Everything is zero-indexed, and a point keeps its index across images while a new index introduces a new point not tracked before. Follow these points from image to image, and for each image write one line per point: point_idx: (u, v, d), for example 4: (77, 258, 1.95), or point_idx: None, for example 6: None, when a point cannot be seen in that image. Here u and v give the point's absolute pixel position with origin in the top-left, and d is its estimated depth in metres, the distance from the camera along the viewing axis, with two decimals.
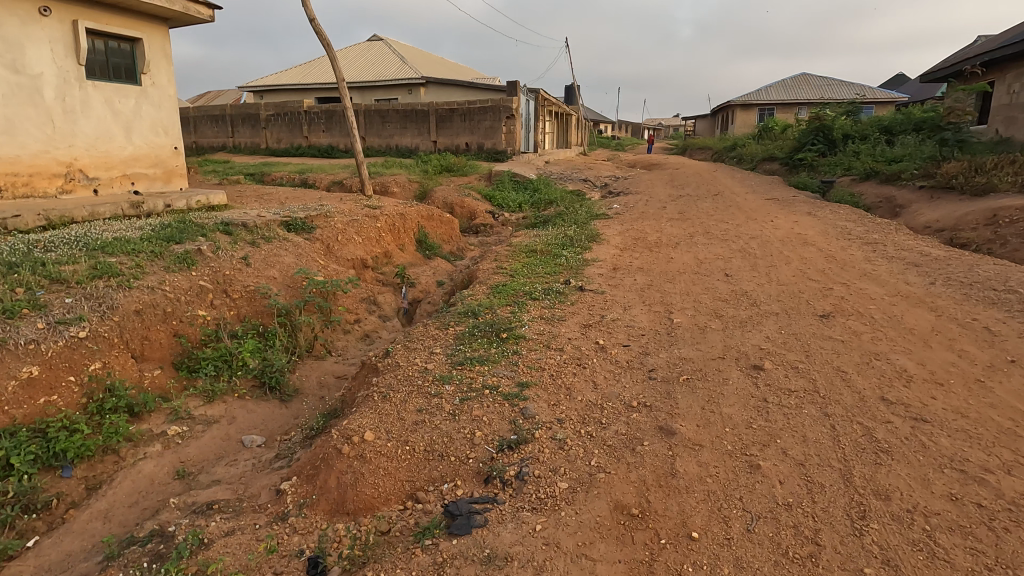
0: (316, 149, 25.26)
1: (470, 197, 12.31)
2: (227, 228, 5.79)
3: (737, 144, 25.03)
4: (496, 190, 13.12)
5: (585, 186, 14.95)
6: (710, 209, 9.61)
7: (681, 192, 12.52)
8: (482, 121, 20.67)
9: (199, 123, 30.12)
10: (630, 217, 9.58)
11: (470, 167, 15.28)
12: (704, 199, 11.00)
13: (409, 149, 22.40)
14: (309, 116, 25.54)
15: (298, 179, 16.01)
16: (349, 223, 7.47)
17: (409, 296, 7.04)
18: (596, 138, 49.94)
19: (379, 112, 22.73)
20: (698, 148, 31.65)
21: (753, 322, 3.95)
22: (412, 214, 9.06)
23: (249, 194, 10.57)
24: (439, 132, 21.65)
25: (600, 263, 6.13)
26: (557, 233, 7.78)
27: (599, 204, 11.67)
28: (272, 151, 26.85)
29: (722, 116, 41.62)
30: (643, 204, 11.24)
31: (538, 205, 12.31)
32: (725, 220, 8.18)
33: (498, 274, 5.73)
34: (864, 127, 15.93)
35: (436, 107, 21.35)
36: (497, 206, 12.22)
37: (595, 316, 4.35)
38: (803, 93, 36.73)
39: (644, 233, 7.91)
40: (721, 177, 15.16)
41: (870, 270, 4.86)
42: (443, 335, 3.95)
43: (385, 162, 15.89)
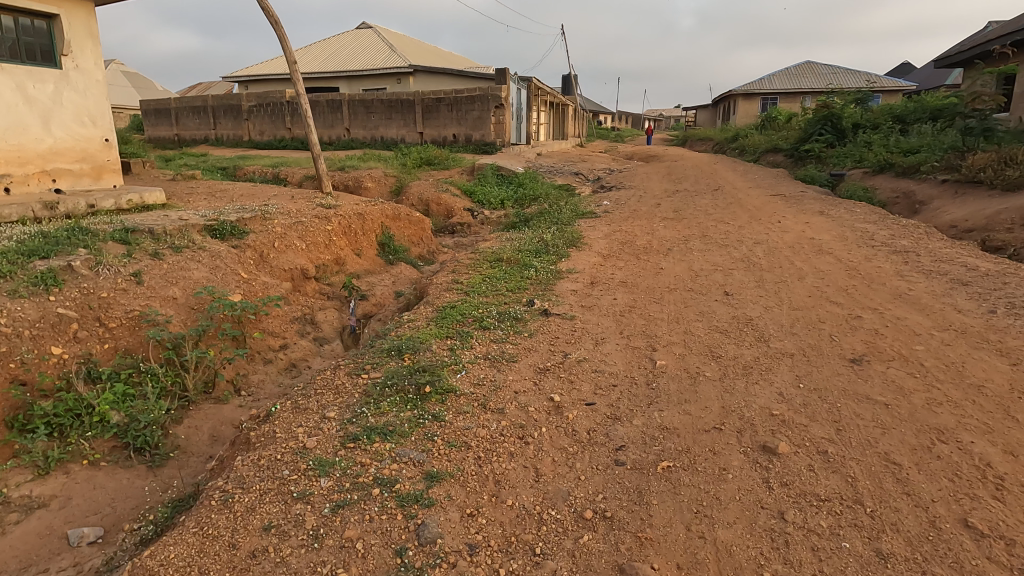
0: (300, 141, 24.25)
1: (448, 193, 11.33)
2: (126, 237, 4.84)
3: (740, 135, 23.93)
4: (478, 185, 12.14)
5: (575, 180, 13.97)
6: (708, 207, 8.64)
7: (679, 186, 11.56)
8: (469, 111, 19.61)
9: (181, 115, 29.13)
10: (620, 216, 8.61)
11: (454, 160, 14.28)
12: (702, 195, 10.02)
13: (393, 141, 21.55)
14: (292, 106, 24.52)
15: (270, 173, 15.05)
16: (292, 227, 6.50)
17: (358, 312, 6.08)
18: (595, 128, 48.76)
19: (363, 103, 21.92)
20: (699, 139, 30.54)
21: (760, 369, 2.97)
22: (374, 214, 8.09)
23: (200, 191, 9.61)
24: (426, 123, 20.62)
25: (576, 276, 5.16)
26: (533, 237, 6.80)
27: (588, 201, 10.68)
28: (254, 144, 25.86)
29: (723, 107, 40.50)
30: (636, 200, 10.26)
31: (522, 202, 11.33)
32: (725, 221, 7.22)
33: (450, 292, 4.76)
34: (876, 116, 14.88)
35: (421, 97, 20.32)
36: (478, 203, 11.24)
37: (556, 356, 3.37)
38: (807, 82, 35.51)
39: (633, 235, 6.95)
40: (721, 170, 14.17)
41: (905, 290, 3.90)
42: (348, 387, 2.98)
43: (363, 156, 14.92)
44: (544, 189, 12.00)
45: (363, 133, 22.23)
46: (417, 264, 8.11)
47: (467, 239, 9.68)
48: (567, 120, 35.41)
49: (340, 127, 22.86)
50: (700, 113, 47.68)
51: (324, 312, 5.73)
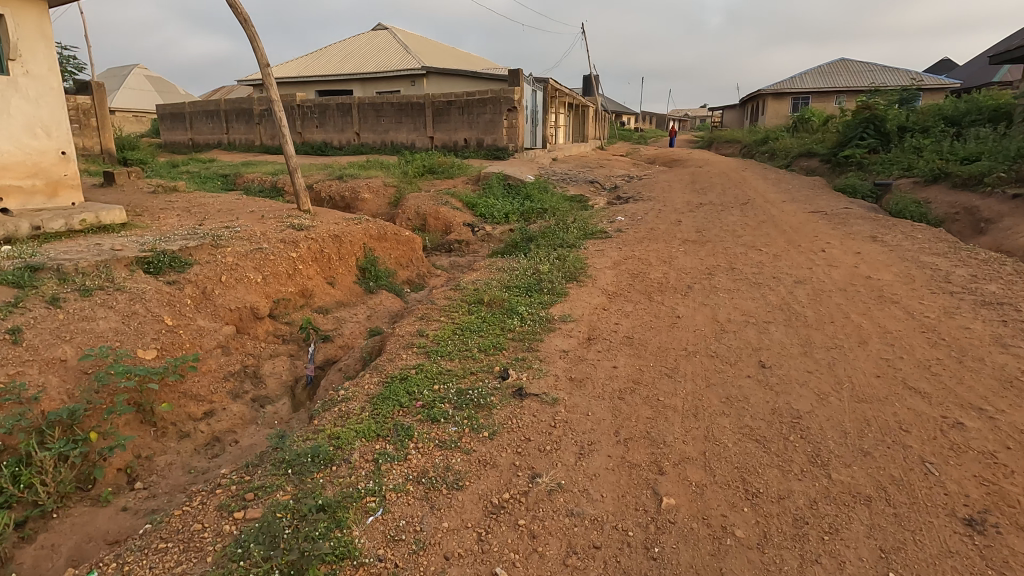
0: (310, 146, 23.68)
1: (447, 206, 10.42)
2: (23, 278, 4.01)
3: (769, 138, 22.54)
4: (482, 196, 11.23)
5: (590, 190, 12.94)
6: (736, 227, 7.54)
7: (703, 198, 10.45)
8: (481, 115, 18.68)
9: (195, 119, 28.92)
10: (634, 236, 7.60)
11: (460, 168, 13.38)
12: (729, 211, 8.91)
13: (403, 146, 20.82)
14: (302, 110, 23.95)
15: (269, 182, 14.37)
16: (248, 254, 5.63)
17: (318, 358, 5.17)
18: (617, 129, 47.47)
19: (373, 106, 21.31)
20: (725, 141, 29.11)
21: (820, 528, 1.95)
22: (354, 235, 7.21)
23: (176, 206, 8.88)
24: (436, 127, 19.80)
25: (569, 327, 4.17)
26: (528, 267, 5.82)
27: (600, 216, 9.65)
28: (266, 149, 25.45)
29: (751, 107, 38.95)
30: (653, 216, 9.19)
31: (529, 216, 10.36)
32: (756, 247, 6.14)
33: (409, 351, 3.80)
34: (924, 118, 13.51)
35: (431, 100, 19.51)
36: (480, 217, 10.29)
37: (520, 476, 2.39)
38: (841, 81, 33.73)
39: (646, 265, 5.92)
40: (750, 178, 13.00)
41: (1017, 375, 2.84)
42: (204, 542, 2.04)
43: (365, 163, 14.14)
44: (554, 202, 11.01)
45: (373, 138, 21.63)
46: (402, 292, 7.19)
47: (465, 260, 8.75)
48: (587, 122, 34.27)
49: (350, 131, 22.32)
50: (727, 114, 46.02)
51: (273, 362, 4.84)
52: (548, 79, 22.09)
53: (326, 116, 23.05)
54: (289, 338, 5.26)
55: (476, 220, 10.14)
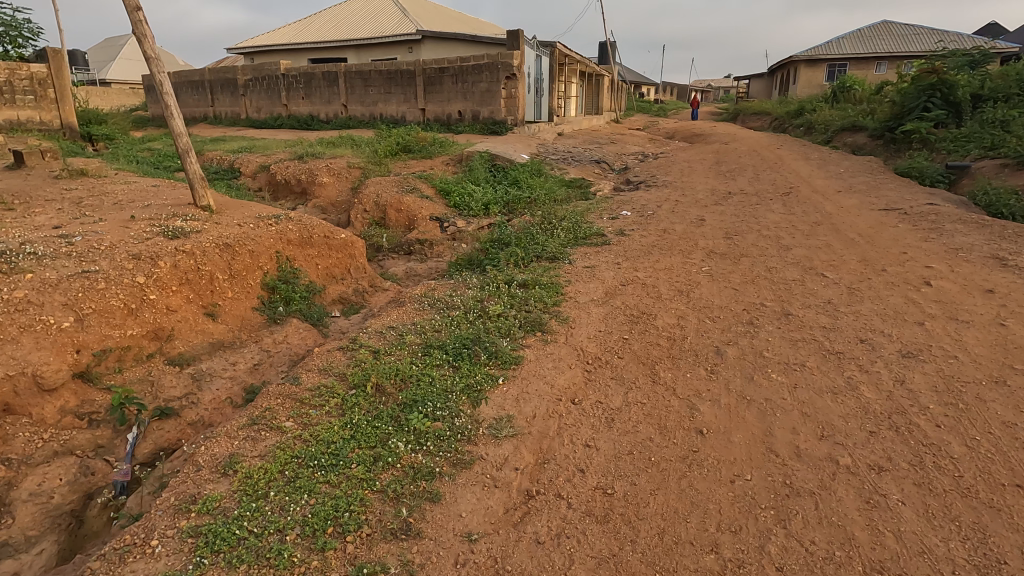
0: (296, 119, 21.81)
1: (414, 194, 8.50)
2: None
3: (805, 109, 20.01)
4: (462, 180, 9.31)
5: (593, 173, 10.91)
6: (777, 230, 5.56)
7: (730, 185, 8.39)
8: (476, 84, 16.54)
9: (180, 91, 27.16)
10: (639, 243, 5.67)
11: (442, 146, 11.40)
12: (765, 204, 6.89)
13: (393, 119, 18.82)
14: (287, 80, 21.97)
15: (227, 162, 12.56)
16: (61, 283, 3.85)
17: (141, 449, 3.42)
18: (635, 100, 44.62)
19: (360, 74, 19.29)
20: (753, 113, 26.49)
21: None
22: (260, 243, 5.37)
23: (67, 197, 7.13)
24: (428, 98, 17.70)
25: (502, 460, 2.30)
26: (475, 302, 3.92)
27: (601, 208, 7.69)
28: (251, 122, 23.62)
29: (781, 75, 35.91)
30: (668, 210, 7.19)
31: (513, 206, 8.41)
32: (814, 274, 4.18)
33: (175, 527, 1.98)
34: (1004, 83, 11.20)
35: (422, 67, 17.40)
36: (453, 208, 8.38)
37: None
38: (884, 46, 30.61)
39: (652, 301, 3.99)
40: (789, 158, 10.84)
41: None
42: None
43: (335, 140, 12.24)
44: (547, 188, 9.01)
45: (361, 111, 19.68)
46: (323, 320, 5.36)
47: (424, 268, 6.88)
48: (602, 92, 31.70)
49: (337, 103, 20.36)
50: (754, 83, 42.80)
51: (50, 469, 3.13)
52: (556, 43, 19.70)
53: (312, 86, 21.17)
54: (102, 417, 3.50)
55: (448, 212, 8.23)
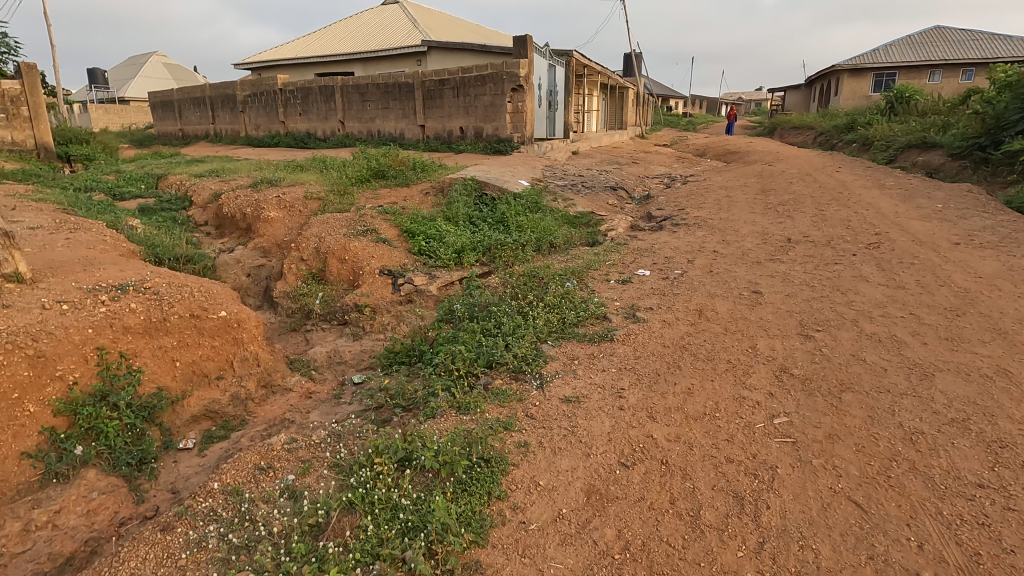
0: (293, 137, 20.46)
1: (368, 237, 6.59)
2: None
3: (857, 123, 17.61)
4: (437, 216, 7.42)
5: (606, 205, 8.85)
6: (883, 324, 3.42)
7: (787, 228, 6.22)
8: (479, 97, 14.68)
9: (183, 107, 26.34)
10: (656, 338, 3.63)
11: (425, 170, 9.52)
12: (845, 263, 4.74)
13: (391, 137, 17.18)
14: (285, 95, 20.65)
15: (184, 188, 10.97)
16: None
17: None
18: (661, 114, 42.53)
19: (357, 88, 17.77)
20: (793, 127, 24.09)
21: None
22: (60, 339, 3.43)
23: None
24: (427, 113, 15.99)
25: None
26: (308, 536, 1.93)
27: (607, 261, 5.64)
28: (249, 140, 22.39)
29: (821, 86, 33.38)
30: (701, 268, 5.11)
31: (495, 252, 6.43)
32: (1016, 476, 2.04)
33: None
34: None
35: (421, 79, 15.71)
36: (418, 255, 6.45)
37: None
38: (939, 53, 27.98)
39: (679, 534, 1.94)
40: (854, 184, 8.64)
41: None
42: None
43: (306, 164, 10.53)
44: (542, 227, 6.98)
45: (359, 127, 18.15)
46: (153, 462, 3.41)
47: (356, 351, 4.90)
48: (625, 105, 29.72)
49: (334, 120, 18.89)
50: (791, 94, 40.20)
51: None
52: (572, 52, 17.78)
53: (309, 101, 19.74)
54: None
55: (408, 262, 6.29)
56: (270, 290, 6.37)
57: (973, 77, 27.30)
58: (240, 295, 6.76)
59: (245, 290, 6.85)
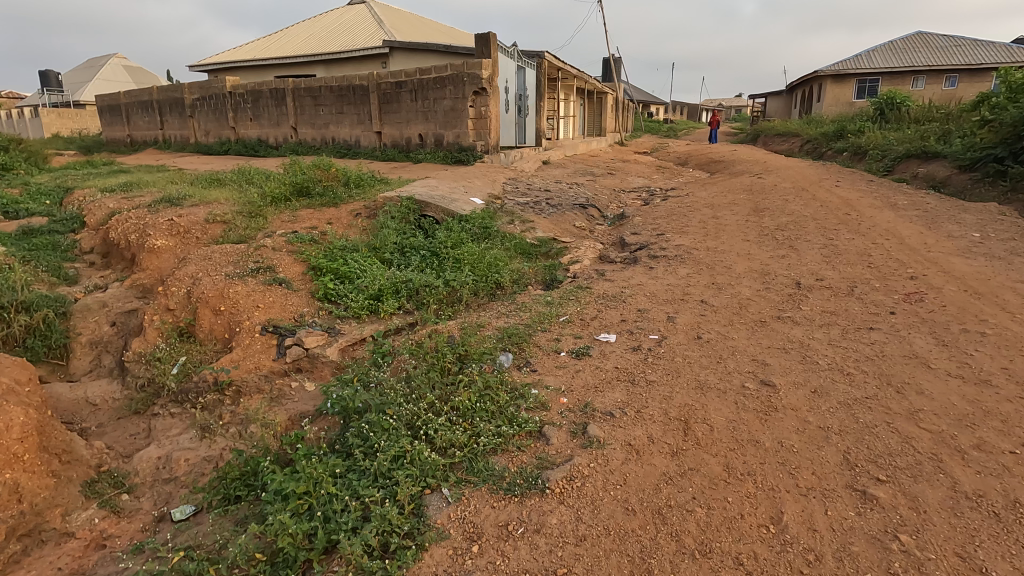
0: (244, 144, 18.92)
1: (259, 278, 5.11)
2: None
3: (846, 130, 16.56)
4: (359, 246, 5.99)
5: (572, 228, 7.48)
6: (991, 482, 2.05)
7: (791, 267, 4.90)
8: (439, 101, 13.26)
9: (132, 112, 24.56)
10: (614, 482, 2.25)
11: (361, 187, 8.09)
12: (885, 330, 3.39)
13: (346, 144, 15.72)
14: (234, 99, 19.10)
15: (84, 204, 9.40)
16: None
17: None
18: (642, 120, 41.61)
19: (310, 91, 16.29)
20: (776, 134, 23.06)
21: None
22: None
23: None
24: (384, 119, 14.59)
25: None
26: None
27: (561, 317, 4.23)
28: (198, 147, 20.75)
29: (803, 92, 32.66)
30: (684, 332, 3.75)
31: (422, 297, 5.02)
32: None
33: None
34: None
35: (377, 82, 14.30)
36: (323, 300, 5.02)
37: None
38: (922, 59, 27.33)
39: None
40: (860, 203, 7.41)
41: None
42: None
43: (226, 178, 9.04)
44: (487, 262, 5.55)
45: (312, 134, 16.67)
46: None
47: (196, 459, 3.42)
48: (604, 111, 28.61)
49: (286, 126, 17.37)
50: (771, 101, 39.53)
51: None
52: (544, 54, 16.47)
53: (260, 105, 18.19)
54: None
55: (307, 312, 4.83)
56: (126, 349, 4.86)
57: (956, 84, 26.89)
58: (96, 351, 5.25)
59: (105, 344, 5.32)
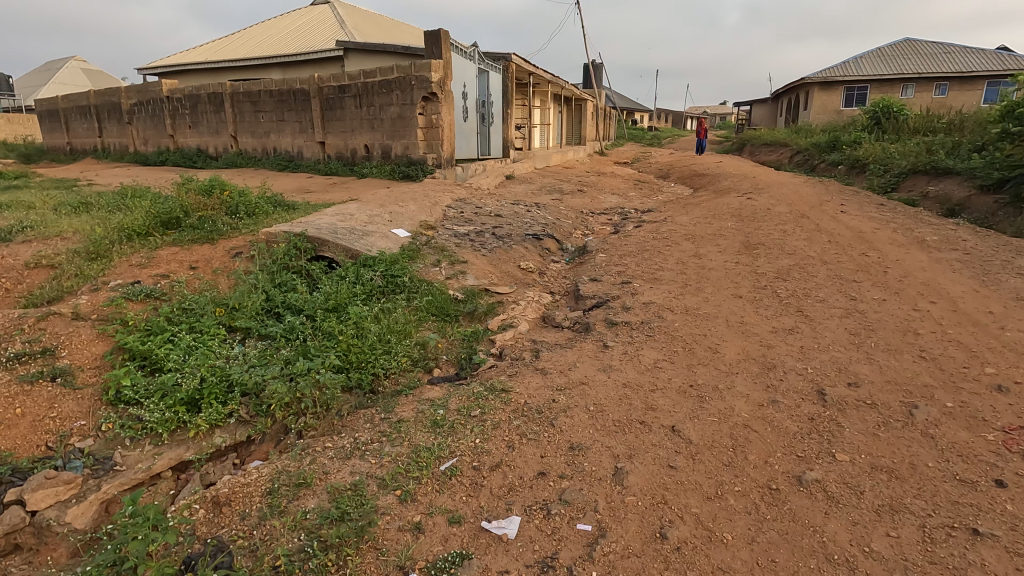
0: (182, 154, 17.13)
1: (16, 372, 3.43)
2: None
3: (840, 141, 15.21)
4: (205, 308, 4.32)
5: (516, 269, 5.88)
6: None
7: (806, 355, 3.33)
8: (385, 108, 11.63)
9: (71, 118, 22.63)
10: None
11: (254, 216, 6.43)
12: (1003, 548, 1.82)
13: (288, 155, 14.05)
14: (172, 104, 17.34)
15: None
16: None
17: None
18: (625, 127, 40.32)
19: (249, 96, 14.59)
20: (763, 143, 21.75)
21: None
22: None
23: None
24: (327, 128, 12.95)
25: None
26: None
27: (442, 459, 2.61)
28: (136, 157, 18.93)
29: (789, 100, 31.53)
30: (638, 517, 2.14)
31: (261, 400, 3.39)
32: None
33: None
34: None
35: (318, 86, 12.68)
36: (109, 406, 3.33)
37: None
38: (912, 65, 26.28)
39: None
40: (879, 239, 5.90)
41: None
42: None
43: (97, 201, 7.33)
44: (374, 338, 3.95)
45: (252, 143, 14.98)
46: None
47: None
48: (584, 119, 27.19)
49: (226, 134, 15.65)
50: (757, 109, 38.51)
51: None
52: (511, 56, 14.90)
53: (198, 112, 16.44)
54: None
55: (73, 432, 3.16)
56: None
57: (946, 92, 25.81)
58: None
59: None
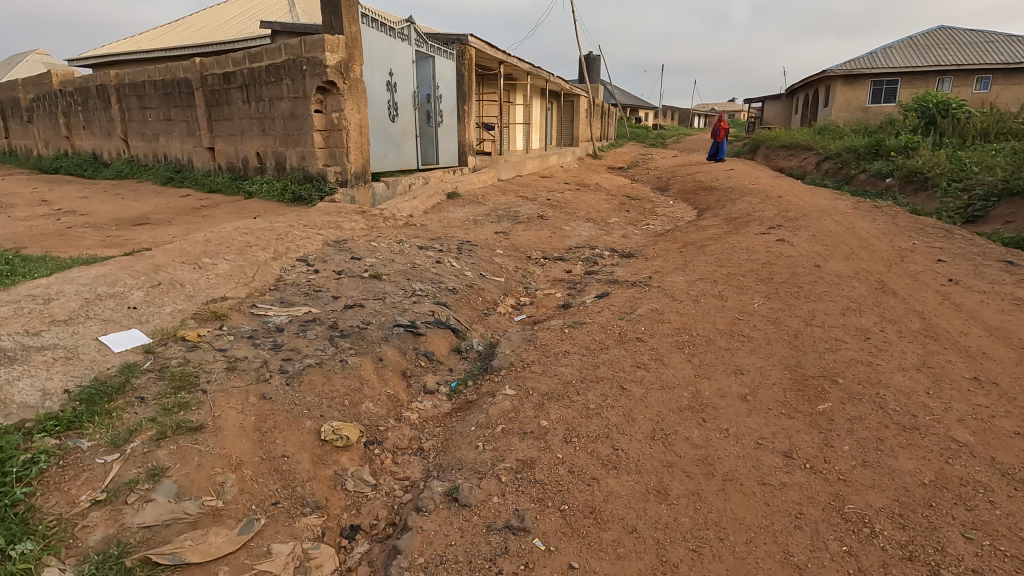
0: (75, 160, 14.12)
1: None
2: None
3: (883, 146, 11.99)
4: None
5: (309, 443, 2.77)
6: None
7: None
8: (275, 103, 8.51)
9: None
10: None
11: None
12: None
13: (177, 164, 10.96)
14: (66, 99, 14.34)
15: None
16: None
17: None
18: (626, 125, 36.98)
19: (134, 89, 11.56)
20: (782, 146, 18.45)
21: None
22: None
23: None
24: (214, 128, 9.87)
25: None
26: None
27: None
28: (34, 162, 15.93)
29: (806, 96, 28.10)
30: None
31: None
32: None
33: None
34: None
35: (201, 74, 9.62)
36: None
37: None
38: (949, 56, 22.91)
39: None
40: None
41: None
42: None
43: None
44: None
45: (142, 148, 11.91)
46: None
47: None
48: (576, 117, 23.96)
49: (116, 136, 12.58)
50: (769, 106, 35.10)
51: None
52: (466, 38, 11.73)
53: (90, 109, 13.40)
54: None
55: None
56: None
57: (989, 86, 22.47)
58: None
59: None
